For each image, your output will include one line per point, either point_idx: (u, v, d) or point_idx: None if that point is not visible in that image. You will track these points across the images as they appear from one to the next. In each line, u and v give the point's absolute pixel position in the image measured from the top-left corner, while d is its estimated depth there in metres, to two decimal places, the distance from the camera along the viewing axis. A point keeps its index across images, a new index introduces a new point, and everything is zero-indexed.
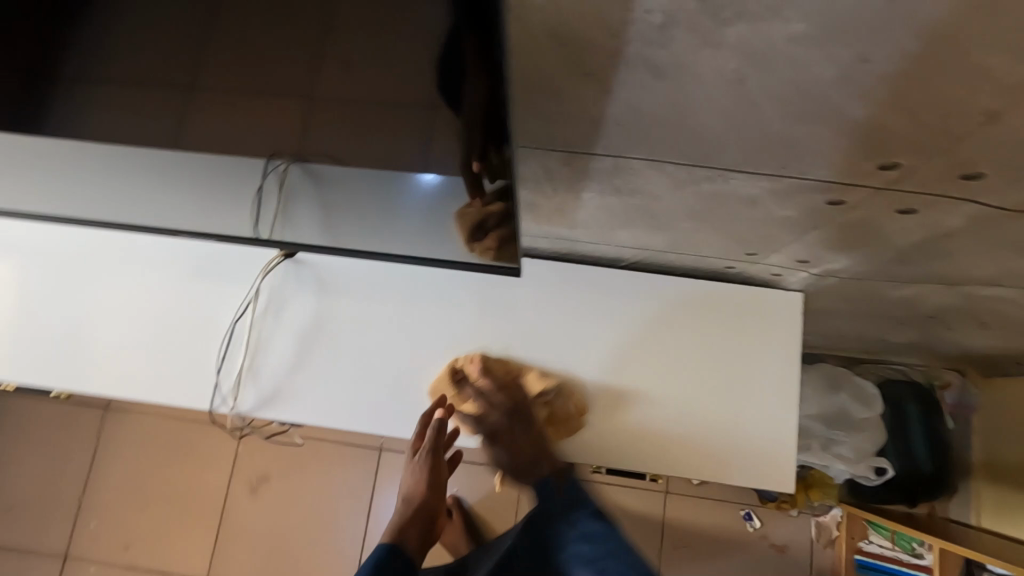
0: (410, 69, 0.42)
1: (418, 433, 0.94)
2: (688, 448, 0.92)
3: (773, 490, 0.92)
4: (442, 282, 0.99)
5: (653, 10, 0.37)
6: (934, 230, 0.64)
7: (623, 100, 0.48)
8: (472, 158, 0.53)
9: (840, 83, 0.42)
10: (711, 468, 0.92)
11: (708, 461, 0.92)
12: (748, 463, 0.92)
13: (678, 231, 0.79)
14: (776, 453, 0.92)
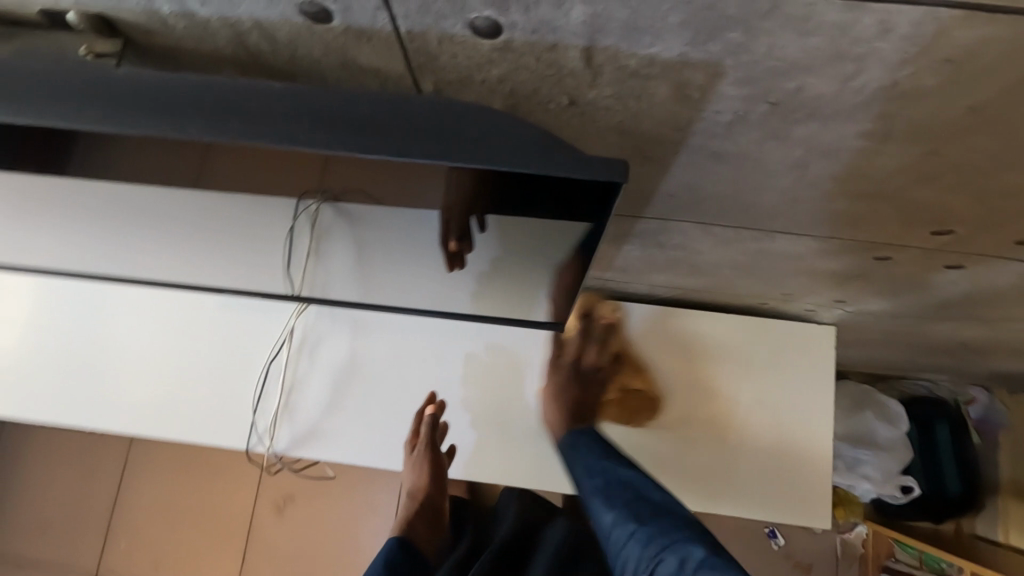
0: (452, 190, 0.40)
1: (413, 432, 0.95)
2: (713, 483, 0.93)
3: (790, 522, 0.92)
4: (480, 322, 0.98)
5: (723, 111, 0.37)
6: (982, 284, 0.64)
7: (678, 178, 0.48)
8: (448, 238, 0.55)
9: (903, 170, 0.42)
10: (735, 505, 0.92)
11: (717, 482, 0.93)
12: (774, 499, 0.92)
13: (717, 276, 0.79)
14: (807, 490, 0.92)
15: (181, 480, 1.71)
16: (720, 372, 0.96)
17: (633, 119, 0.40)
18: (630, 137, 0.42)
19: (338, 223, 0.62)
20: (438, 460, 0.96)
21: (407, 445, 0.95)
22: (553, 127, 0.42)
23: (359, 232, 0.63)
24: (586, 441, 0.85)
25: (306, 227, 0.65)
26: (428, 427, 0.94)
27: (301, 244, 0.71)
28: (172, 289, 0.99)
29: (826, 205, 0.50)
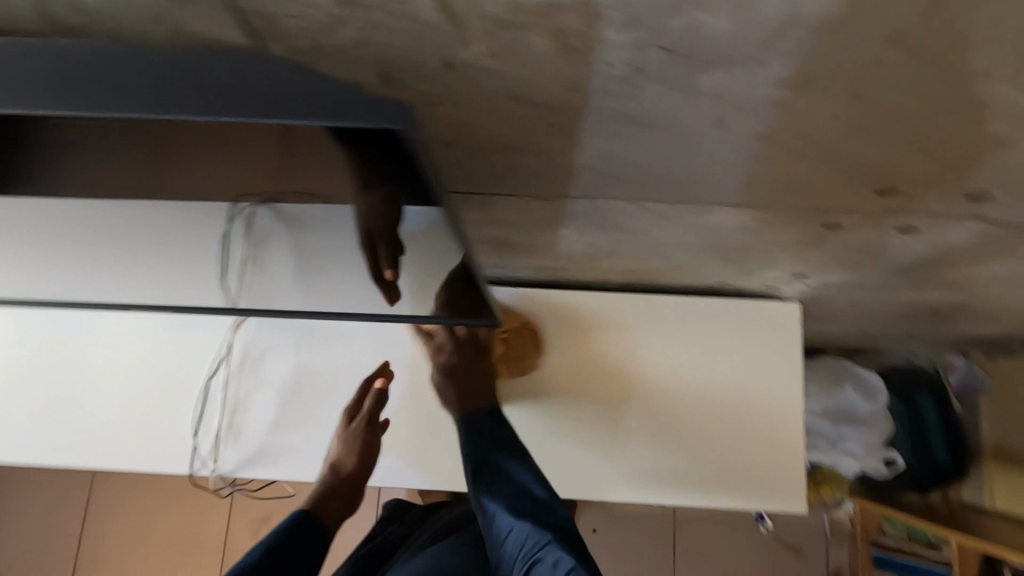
0: (327, 181, 0.35)
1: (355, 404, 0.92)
2: (678, 472, 0.90)
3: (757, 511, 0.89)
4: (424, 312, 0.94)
5: (615, 62, 0.32)
6: (937, 244, 0.60)
7: (592, 148, 0.43)
8: (383, 268, 0.54)
9: (828, 121, 0.37)
10: (701, 493, 0.89)
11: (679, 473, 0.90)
12: (744, 484, 0.89)
13: (669, 257, 0.74)
14: (780, 473, 0.89)
15: (151, 510, 1.65)
16: (679, 357, 0.92)
17: (521, 82, 0.35)
18: (526, 104, 0.37)
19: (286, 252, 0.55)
20: (372, 438, 0.92)
21: (342, 416, 0.92)
22: (437, 97, 0.37)
23: (304, 255, 0.56)
24: (497, 440, 0.89)
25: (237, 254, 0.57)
26: (371, 402, 0.91)
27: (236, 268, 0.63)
28: (105, 312, 0.92)
29: (758, 169, 0.45)
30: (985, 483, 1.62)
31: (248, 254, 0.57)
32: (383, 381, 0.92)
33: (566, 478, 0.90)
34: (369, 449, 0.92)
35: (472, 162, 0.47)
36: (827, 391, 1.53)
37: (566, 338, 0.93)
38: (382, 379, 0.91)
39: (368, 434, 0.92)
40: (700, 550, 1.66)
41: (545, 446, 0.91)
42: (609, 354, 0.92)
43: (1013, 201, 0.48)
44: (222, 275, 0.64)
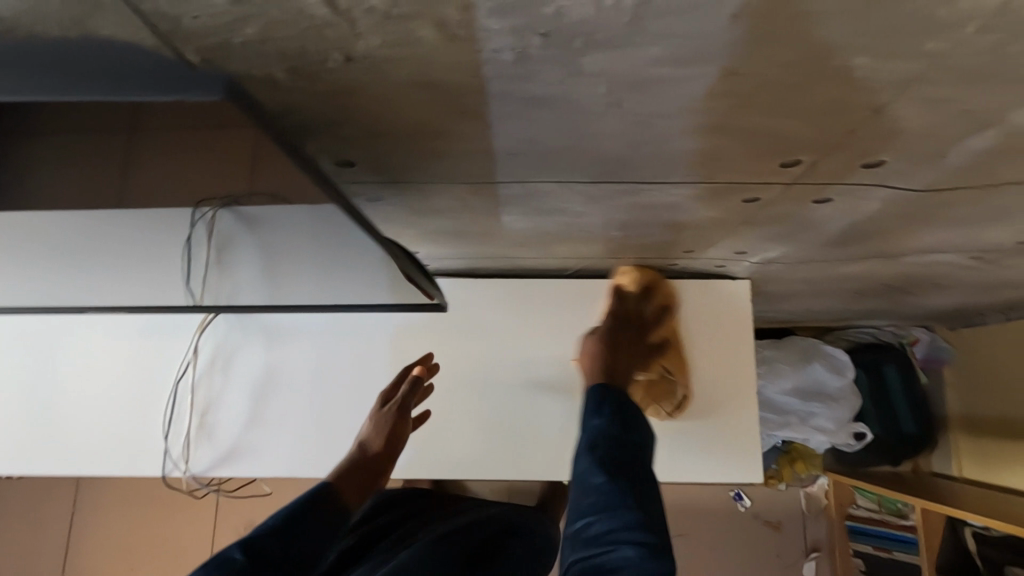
0: None
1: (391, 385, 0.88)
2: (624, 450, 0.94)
3: (724, 481, 0.92)
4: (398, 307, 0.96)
5: (501, 49, 0.35)
6: (855, 215, 0.63)
7: (504, 133, 0.46)
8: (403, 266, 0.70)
9: (713, 96, 0.40)
10: (643, 470, 0.93)
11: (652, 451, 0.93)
12: (684, 464, 0.92)
13: (613, 239, 0.77)
14: (715, 458, 0.92)
15: (135, 518, 1.65)
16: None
17: (421, 70, 0.37)
18: (432, 92, 0.40)
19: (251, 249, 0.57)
20: (402, 424, 0.85)
21: (378, 399, 0.87)
22: (349, 89, 0.40)
23: (273, 252, 0.57)
24: (620, 396, 0.70)
25: (205, 259, 0.58)
26: (407, 386, 0.88)
27: (201, 274, 0.64)
28: (89, 316, 0.94)
29: (666, 147, 0.48)
30: (953, 452, 1.67)
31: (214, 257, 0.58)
32: (423, 371, 0.90)
33: (520, 462, 0.94)
34: (399, 435, 0.84)
35: (398, 152, 0.50)
36: (798, 368, 1.57)
37: (535, 325, 0.97)
38: (420, 365, 0.89)
39: (399, 416, 0.85)
40: (681, 531, 1.69)
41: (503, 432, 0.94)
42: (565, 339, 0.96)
43: (909, 169, 0.51)
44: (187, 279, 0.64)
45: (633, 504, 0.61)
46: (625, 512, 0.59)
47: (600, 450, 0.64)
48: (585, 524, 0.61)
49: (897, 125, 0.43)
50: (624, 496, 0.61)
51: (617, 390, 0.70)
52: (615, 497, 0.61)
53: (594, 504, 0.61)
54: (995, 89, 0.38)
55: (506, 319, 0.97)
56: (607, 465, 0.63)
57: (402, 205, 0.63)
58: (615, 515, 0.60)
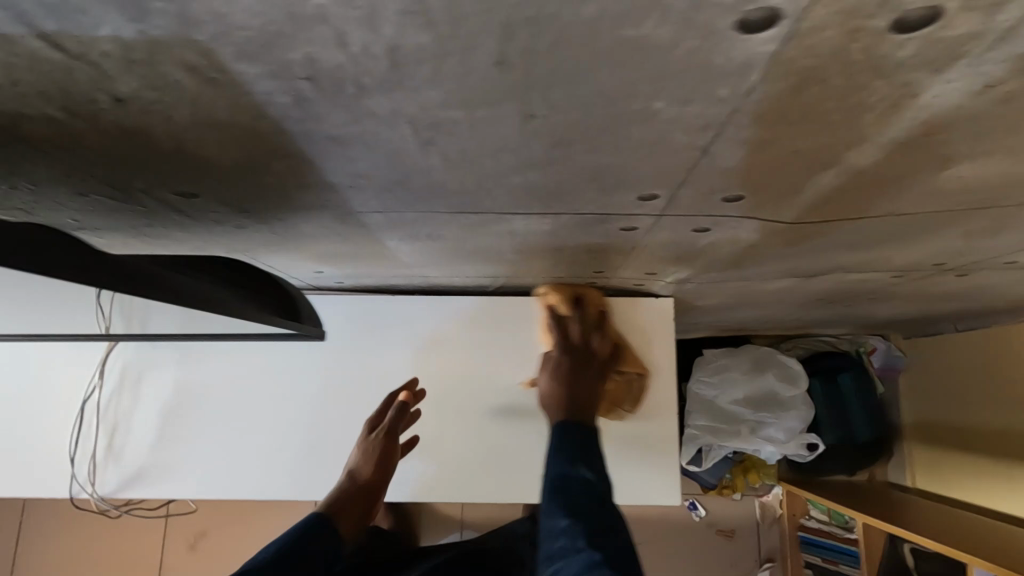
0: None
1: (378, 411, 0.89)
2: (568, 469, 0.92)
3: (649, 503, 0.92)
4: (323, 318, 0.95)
5: (271, 92, 0.33)
6: (742, 243, 0.62)
7: (333, 168, 0.44)
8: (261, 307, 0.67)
9: (528, 138, 0.38)
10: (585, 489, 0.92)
11: None
12: (630, 476, 0.92)
13: (515, 261, 0.75)
14: (666, 466, 0.92)
15: (82, 529, 1.63)
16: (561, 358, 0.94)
17: (201, 110, 0.35)
18: (228, 131, 0.38)
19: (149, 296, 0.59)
20: (392, 449, 0.87)
21: (364, 426, 0.88)
22: (137, 126, 0.37)
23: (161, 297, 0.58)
24: (579, 431, 0.70)
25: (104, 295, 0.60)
26: (394, 412, 0.88)
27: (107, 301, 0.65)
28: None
29: (509, 181, 0.46)
30: (907, 461, 1.67)
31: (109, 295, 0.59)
32: (409, 395, 0.90)
33: (471, 479, 0.93)
34: (388, 462, 0.86)
35: (237, 185, 0.48)
36: (750, 377, 1.54)
37: (456, 343, 0.95)
38: (405, 391, 0.89)
39: (388, 443, 0.86)
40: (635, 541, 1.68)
41: (437, 446, 0.93)
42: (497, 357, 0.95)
43: (770, 203, 0.49)
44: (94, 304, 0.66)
45: (603, 548, 0.59)
46: (592, 555, 0.58)
47: (566, 495, 0.64)
48: (553, 571, 0.60)
49: (733, 164, 0.42)
50: (590, 538, 0.60)
51: (580, 428, 0.71)
52: (581, 538, 0.60)
53: (562, 548, 0.60)
54: (814, 133, 0.36)
55: (426, 338, 0.95)
56: (573, 506, 0.63)
57: (273, 230, 0.61)
58: (583, 556, 0.59)
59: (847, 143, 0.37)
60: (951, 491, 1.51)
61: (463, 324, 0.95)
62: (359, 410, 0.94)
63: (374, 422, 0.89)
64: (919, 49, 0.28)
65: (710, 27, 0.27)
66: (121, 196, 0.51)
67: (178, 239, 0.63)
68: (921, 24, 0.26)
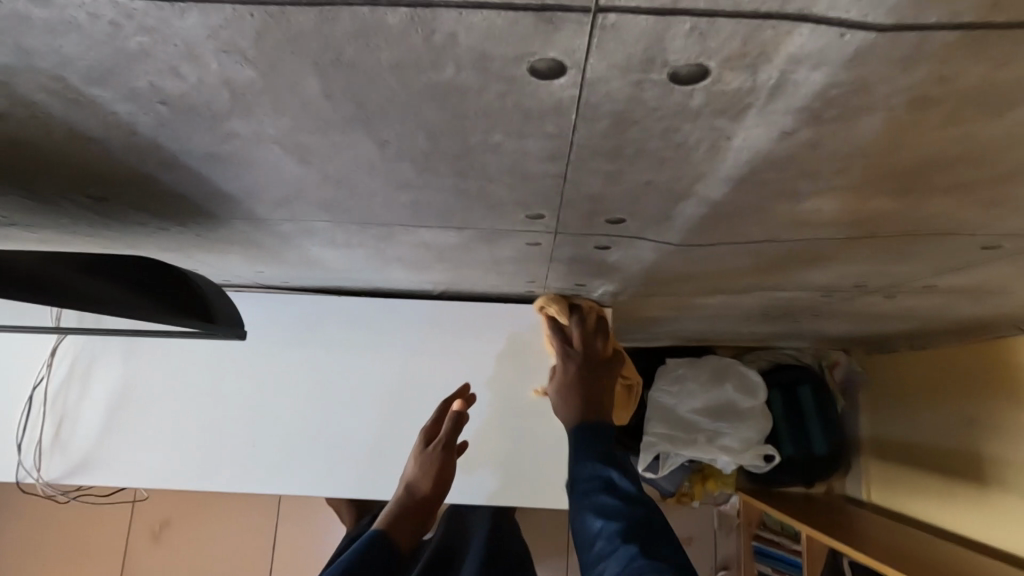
0: None
1: (434, 420, 0.92)
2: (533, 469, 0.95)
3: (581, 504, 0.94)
4: (270, 315, 0.98)
5: (132, 112, 0.35)
6: (647, 261, 0.64)
7: (223, 180, 0.46)
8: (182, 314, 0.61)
9: (393, 161, 0.41)
10: (533, 495, 0.94)
11: (514, 473, 0.95)
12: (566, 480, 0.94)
13: (443, 270, 0.77)
14: None
15: (46, 518, 1.64)
16: (536, 369, 0.96)
17: (73, 125, 0.37)
18: (108, 144, 0.40)
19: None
20: (448, 460, 0.90)
21: (421, 438, 0.91)
22: (21, 137, 0.40)
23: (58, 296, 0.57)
24: (595, 437, 0.75)
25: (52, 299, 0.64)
26: (451, 426, 0.90)
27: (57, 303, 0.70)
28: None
29: (396, 198, 0.48)
30: (863, 475, 1.69)
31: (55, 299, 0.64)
32: (463, 404, 0.92)
33: None
34: (445, 473, 0.89)
35: (140, 192, 0.50)
36: (709, 387, 1.57)
37: (400, 345, 0.97)
38: (459, 404, 0.90)
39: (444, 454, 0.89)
40: None
41: (378, 444, 0.96)
42: (519, 369, 0.96)
43: (651, 225, 0.51)
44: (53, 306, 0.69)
45: (636, 539, 0.66)
46: (627, 548, 0.64)
47: (596, 500, 0.70)
48: (598, 567, 0.66)
49: (598, 191, 0.44)
50: (625, 531, 0.66)
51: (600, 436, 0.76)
52: (616, 534, 0.66)
53: (599, 549, 0.67)
54: (655, 166, 0.39)
55: (371, 339, 0.97)
56: (605, 505, 0.69)
57: (194, 232, 0.63)
58: (619, 551, 0.65)
59: (690, 176, 0.39)
60: (902, 506, 1.53)
61: (406, 327, 0.97)
62: (305, 407, 0.97)
63: (430, 432, 0.91)
64: (707, 99, 0.30)
65: (507, 73, 0.29)
66: (35, 197, 0.53)
67: (106, 239, 0.65)
68: (694, 79, 0.28)
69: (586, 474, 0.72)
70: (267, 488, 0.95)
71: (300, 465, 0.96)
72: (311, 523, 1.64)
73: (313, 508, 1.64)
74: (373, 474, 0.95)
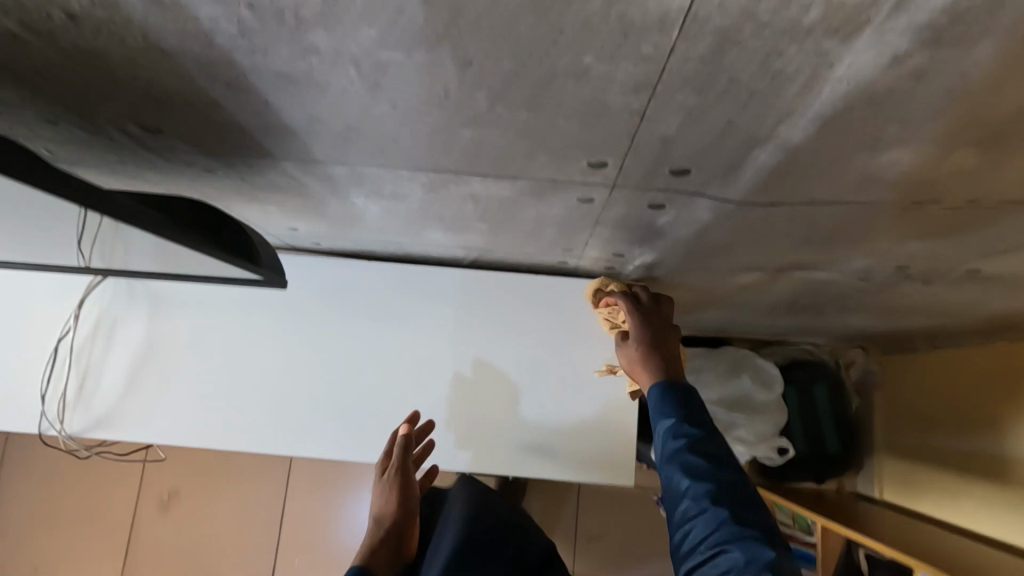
0: None
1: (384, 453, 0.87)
2: (557, 444, 0.93)
3: (604, 481, 0.92)
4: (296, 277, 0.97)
5: (218, 18, 0.34)
6: (698, 224, 0.62)
7: (288, 109, 0.45)
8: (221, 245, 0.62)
9: (469, 88, 0.40)
10: (555, 471, 0.92)
11: (536, 447, 0.93)
12: (590, 456, 0.92)
13: (483, 232, 0.76)
14: (622, 446, 0.93)
15: (58, 480, 1.65)
16: (493, 402, 0.94)
17: (152, 33, 0.36)
18: (181, 59, 0.39)
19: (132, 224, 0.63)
20: (409, 484, 0.84)
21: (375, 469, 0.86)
22: (94, 48, 0.39)
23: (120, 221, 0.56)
24: (680, 396, 0.68)
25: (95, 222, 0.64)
26: (399, 449, 0.85)
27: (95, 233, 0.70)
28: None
29: (460, 137, 0.47)
30: (876, 473, 1.68)
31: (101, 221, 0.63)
32: (409, 427, 0.88)
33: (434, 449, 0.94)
34: (408, 496, 0.82)
35: (198, 123, 0.49)
36: (725, 379, 1.55)
37: (429, 313, 0.97)
38: (404, 424, 0.87)
39: (402, 477, 0.83)
40: (600, 532, 1.51)
41: (401, 412, 0.94)
42: (469, 411, 0.94)
43: (714, 178, 0.50)
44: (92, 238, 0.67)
45: (727, 503, 0.61)
46: (718, 515, 0.60)
47: (683, 459, 0.64)
48: (682, 527, 0.62)
49: (673, 133, 0.43)
50: (715, 494, 0.61)
51: (680, 393, 0.68)
52: (705, 497, 0.62)
53: (686, 508, 0.62)
54: (742, 102, 0.38)
55: (399, 305, 0.97)
56: (691, 465, 0.63)
57: (240, 176, 0.62)
58: (708, 515, 0.61)
59: (775, 116, 0.38)
60: (912, 504, 1.53)
61: (434, 295, 0.97)
62: (328, 370, 0.96)
63: (384, 463, 0.86)
64: (823, 14, 0.29)
65: None
66: (90, 126, 0.52)
67: (149, 181, 0.65)
68: None
69: (674, 429, 0.66)
70: (286, 451, 0.94)
71: (322, 429, 0.94)
72: (321, 497, 1.64)
73: (323, 484, 1.64)
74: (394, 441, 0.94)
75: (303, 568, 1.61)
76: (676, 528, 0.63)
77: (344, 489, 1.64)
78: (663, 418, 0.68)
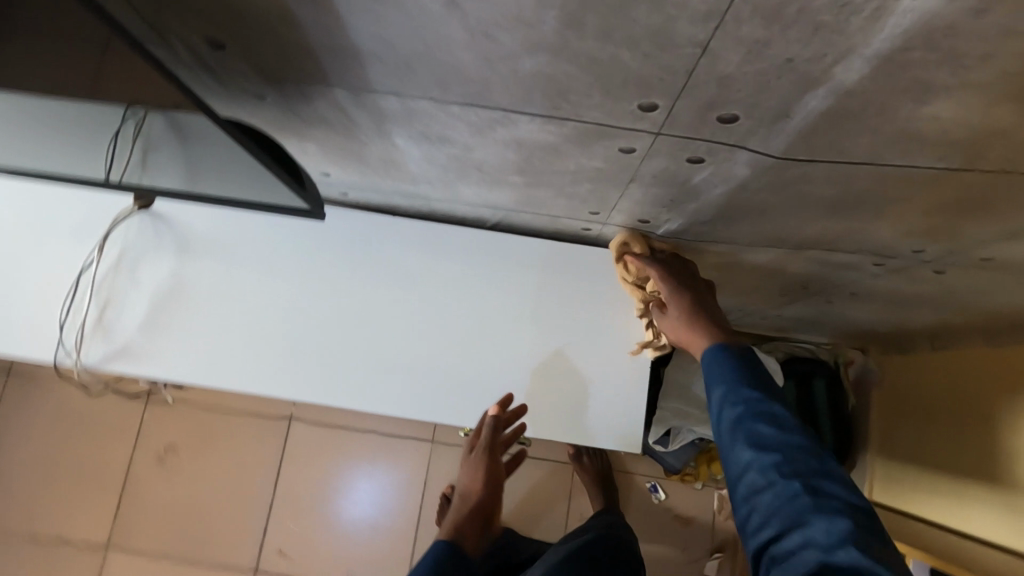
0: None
1: (476, 430, 0.95)
2: (574, 407, 0.95)
3: (615, 445, 0.94)
4: (320, 227, 0.99)
5: None
6: (732, 183, 0.64)
7: (359, 26, 0.47)
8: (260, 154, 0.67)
9: (542, 9, 0.41)
10: (569, 432, 0.94)
11: (550, 407, 0.94)
12: (605, 420, 0.94)
13: (518, 186, 0.78)
14: (635, 411, 0.94)
15: (56, 427, 1.65)
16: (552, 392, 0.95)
17: None
18: None
19: (170, 130, 0.64)
20: (494, 463, 0.95)
21: (467, 445, 0.97)
22: None
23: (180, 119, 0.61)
24: (736, 363, 0.63)
25: (129, 132, 0.65)
26: (489, 432, 0.92)
27: (125, 148, 0.71)
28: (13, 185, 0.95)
29: (522, 69, 0.49)
30: (867, 472, 1.72)
31: (135, 130, 0.65)
32: (499, 409, 0.92)
33: (448, 404, 0.94)
34: (494, 474, 0.95)
35: (267, 40, 0.51)
36: None
37: (451, 271, 0.98)
38: (494, 406, 0.92)
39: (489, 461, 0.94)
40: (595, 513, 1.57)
41: (418, 366, 0.95)
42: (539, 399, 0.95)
43: (761, 128, 0.52)
44: (129, 139, 0.68)
45: (801, 480, 0.53)
46: (790, 493, 0.52)
47: (746, 427, 0.57)
48: (745, 499, 0.55)
49: (731, 72, 0.45)
50: (784, 466, 0.53)
51: (735, 354, 0.63)
52: (773, 469, 0.53)
53: (751, 480, 0.54)
54: (808, 39, 0.40)
55: (422, 262, 0.98)
56: (756, 433, 0.56)
57: (290, 106, 0.63)
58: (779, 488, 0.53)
59: (835, 55, 0.41)
60: (898, 502, 1.58)
61: (457, 254, 0.99)
62: (348, 321, 0.97)
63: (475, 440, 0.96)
64: None
65: None
66: (157, 38, 0.54)
67: None
68: None
69: (731, 392, 0.60)
70: (301, 397, 0.95)
71: (338, 378, 0.95)
72: (320, 463, 1.65)
73: (323, 449, 1.65)
74: (408, 393, 0.95)
75: (297, 531, 1.61)
76: (740, 505, 0.55)
77: (343, 455, 1.65)
78: (717, 384, 0.62)
